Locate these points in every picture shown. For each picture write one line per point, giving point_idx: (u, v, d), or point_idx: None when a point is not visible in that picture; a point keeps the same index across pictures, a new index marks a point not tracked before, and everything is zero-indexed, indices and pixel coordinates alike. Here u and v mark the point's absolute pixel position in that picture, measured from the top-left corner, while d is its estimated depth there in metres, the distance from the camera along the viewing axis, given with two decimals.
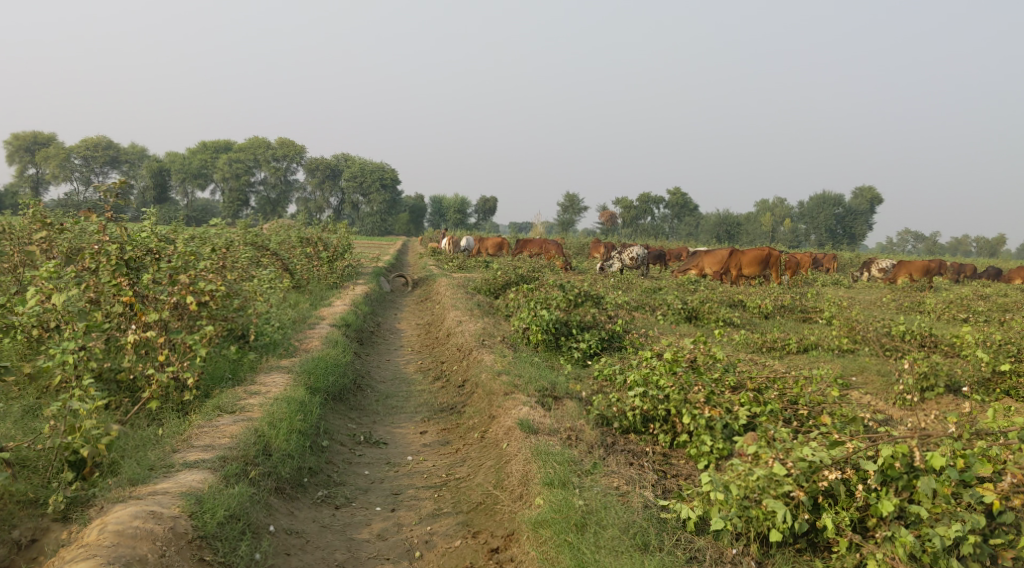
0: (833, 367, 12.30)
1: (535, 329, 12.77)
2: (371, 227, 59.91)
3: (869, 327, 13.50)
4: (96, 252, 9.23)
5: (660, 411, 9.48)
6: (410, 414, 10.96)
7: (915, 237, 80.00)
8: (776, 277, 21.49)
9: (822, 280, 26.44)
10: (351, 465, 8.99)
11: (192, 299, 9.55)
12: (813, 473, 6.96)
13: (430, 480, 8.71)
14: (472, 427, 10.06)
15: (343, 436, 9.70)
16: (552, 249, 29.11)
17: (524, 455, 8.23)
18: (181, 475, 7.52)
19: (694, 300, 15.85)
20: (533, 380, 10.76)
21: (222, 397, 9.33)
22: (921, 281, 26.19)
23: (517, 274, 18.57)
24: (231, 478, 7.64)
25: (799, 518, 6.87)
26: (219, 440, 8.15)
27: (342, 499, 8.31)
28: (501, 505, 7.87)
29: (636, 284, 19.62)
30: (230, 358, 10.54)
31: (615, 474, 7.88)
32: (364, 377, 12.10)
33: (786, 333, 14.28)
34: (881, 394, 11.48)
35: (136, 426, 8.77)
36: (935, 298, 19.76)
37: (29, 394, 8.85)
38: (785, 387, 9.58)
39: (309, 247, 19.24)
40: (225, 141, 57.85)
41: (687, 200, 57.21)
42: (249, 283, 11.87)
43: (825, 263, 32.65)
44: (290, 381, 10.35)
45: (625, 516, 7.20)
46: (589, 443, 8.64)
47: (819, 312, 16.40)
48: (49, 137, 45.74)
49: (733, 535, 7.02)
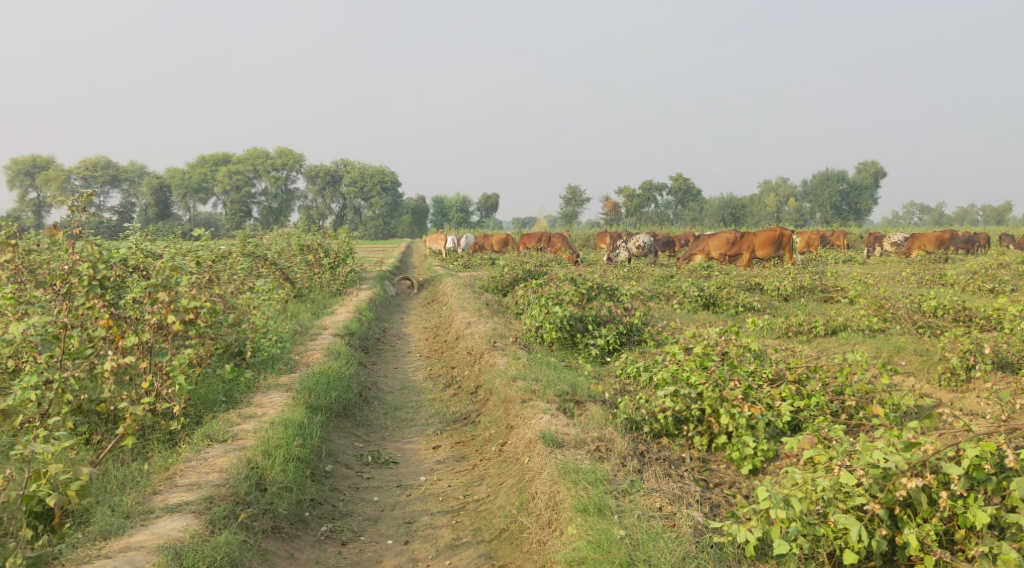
0: (868, 350, 11.32)
1: (548, 328, 11.91)
2: (375, 232, 58.66)
3: (898, 304, 12.60)
4: (66, 273, 8.24)
5: (694, 411, 8.48)
6: (421, 426, 10.09)
7: (920, 208, 79.00)
8: (790, 257, 20.14)
9: (836, 258, 25.42)
10: (358, 491, 8.13)
11: (173, 319, 8.44)
12: (886, 480, 6.11)
13: (446, 504, 7.86)
14: (489, 440, 9.23)
15: (348, 458, 8.84)
16: (557, 241, 27.93)
17: (549, 474, 7.37)
18: (160, 523, 6.70)
19: (711, 286, 14.87)
20: (552, 383, 9.82)
21: (213, 424, 8.44)
22: (937, 253, 25.17)
23: (525, 270, 17.69)
24: (218, 523, 6.80)
25: (877, 535, 6.01)
26: (206, 476, 7.32)
27: (349, 533, 7.44)
28: (527, 533, 7.09)
29: (649, 272, 18.69)
30: (224, 380, 9.67)
31: (657, 493, 7.03)
32: (371, 389, 11.24)
33: (811, 315, 13.31)
34: (923, 375, 10.53)
35: (119, 464, 7.94)
36: (955, 269, 18.79)
37: (3, 433, 7.99)
38: (828, 376, 8.72)
39: (310, 254, 18.29)
40: (224, 152, 57.07)
41: (690, 186, 56.47)
42: (244, 295, 11.01)
43: (834, 240, 31.66)
44: (288, 400, 9.49)
45: (675, 548, 6.35)
46: (621, 454, 7.74)
47: (841, 291, 15.40)
48: (48, 159, 44.86)
49: (800, 558, 6.18)
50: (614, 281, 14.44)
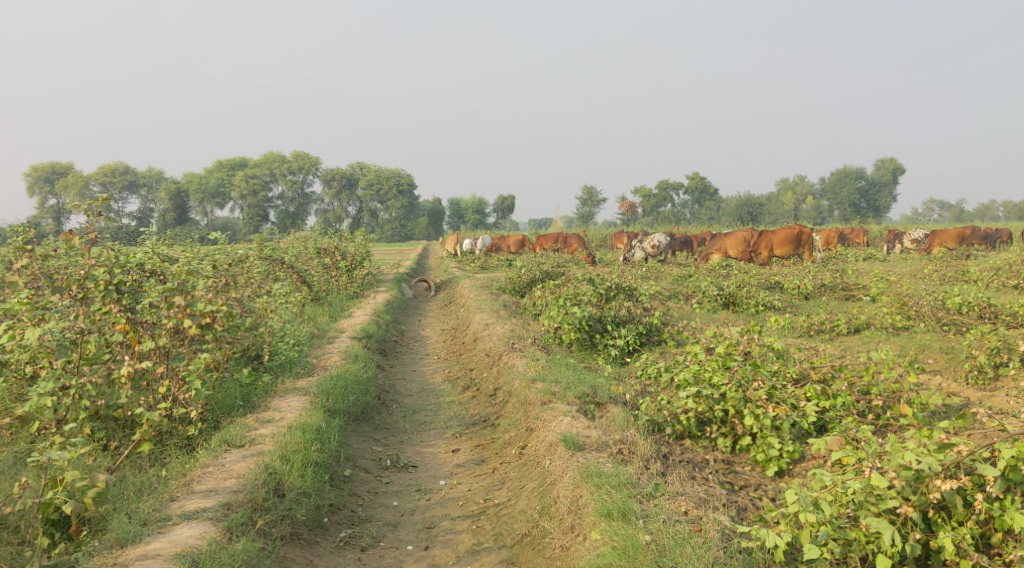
0: (892, 348, 11.13)
1: (567, 329, 11.77)
2: (391, 234, 58.68)
3: (922, 301, 12.38)
4: (82, 278, 8.13)
5: (717, 413, 8.33)
6: (440, 429, 9.99)
7: (938, 204, 78.19)
8: (809, 255, 19.89)
9: (856, 255, 25.13)
10: (378, 496, 8.03)
11: (190, 324, 8.41)
12: (920, 482, 5.94)
13: (466, 508, 7.75)
14: (509, 443, 9.11)
15: (367, 462, 8.75)
16: (573, 242, 27.77)
17: (571, 477, 7.25)
18: (178, 531, 6.64)
19: (731, 285, 14.68)
20: (572, 385, 9.67)
21: (230, 429, 8.35)
22: (959, 249, 24.82)
23: (542, 270, 17.56)
24: (235, 530, 6.72)
25: (910, 539, 5.84)
26: (224, 482, 7.24)
27: (368, 539, 7.35)
28: (550, 539, 6.96)
29: (667, 271, 18.52)
30: (242, 384, 9.60)
31: (682, 497, 6.89)
32: (389, 392, 11.15)
33: (833, 313, 13.11)
34: (950, 373, 10.32)
35: (137, 471, 7.87)
36: (978, 265, 18.51)
37: (21, 439, 7.96)
38: (854, 375, 8.55)
39: (327, 258, 18.24)
40: (241, 157, 57.27)
41: (707, 184, 56.17)
42: (261, 298, 10.95)
43: (853, 237, 31.35)
44: (307, 404, 9.40)
45: (701, 553, 6.21)
46: (644, 457, 7.61)
47: (863, 289, 15.18)
48: (68, 166, 45.12)
49: (830, 563, 6.02)
50: (632, 282, 14.29)
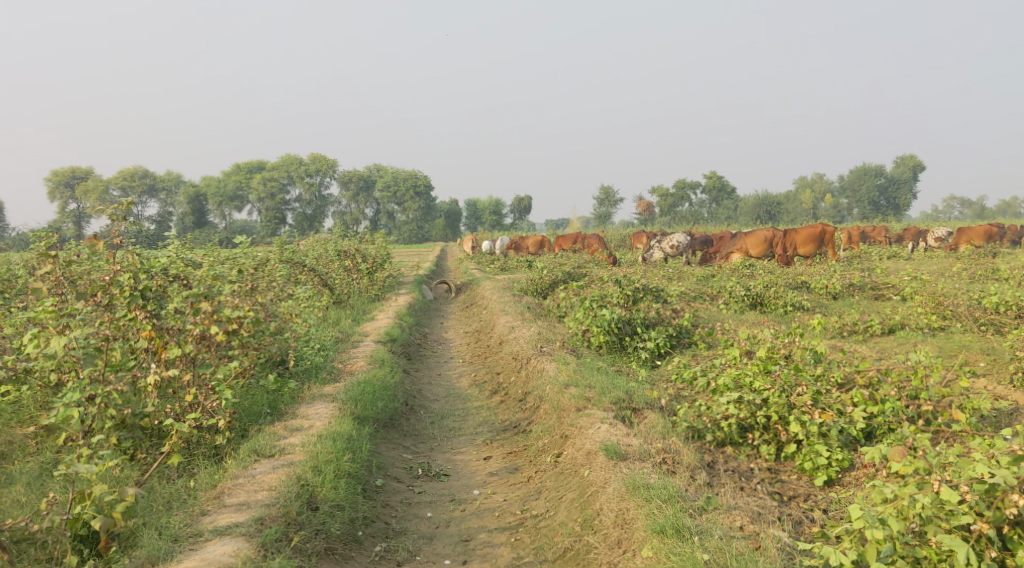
0: (930, 349, 10.75)
1: (595, 331, 11.47)
2: (409, 236, 58.50)
3: (958, 300, 11.98)
4: (107, 284, 7.95)
5: (760, 419, 8.04)
6: (470, 435, 9.73)
7: (959, 201, 77.22)
8: (834, 254, 19.45)
9: (880, 254, 24.65)
10: (411, 507, 7.78)
11: (217, 330, 8.13)
12: (993, 496, 5.69)
13: (503, 519, 7.51)
14: (543, 450, 8.83)
15: (398, 471, 8.51)
16: (593, 243, 27.45)
17: (615, 490, 6.99)
18: (210, 547, 6.43)
19: (758, 285, 14.33)
20: (607, 389, 9.37)
21: (259, 438, 8.13)
22: (987, 246, 24.27)
23: (565, 272, 17.27)
24: (270, 547, 6.50)
25: (985, 558, 5.58)
26: (255, 495, 7.02)
27: (404, 553, 7.12)
28: (595, 554, 6.68)
29: (690, 271, 18.18)
30: (268, 390, 9.37)
31: (736, 511, 6.65)
32: (416, 398, 10.89)
33: (865, 314, 12.74)
34: (994, 375, 9.93)
35: (166, 482, 7.66)
36: (1010, 262, 18.04)
37: (47, 449, 7.75)
38: (901, 379, 8.15)
39: (347, 260, 18.00)
40: (259, 160, 57.29)
41: (725, 183, 55.72)
42: (284, 303, 10.73)
43: (875, 235, 30.82)
44: (335, 411, 9.16)
45: None
46: (689, 467, 7.33)
47: (894, 287, 14.81)
48: (87, 170, 45.13)
49: None
50: (657, 282, 13.98)
